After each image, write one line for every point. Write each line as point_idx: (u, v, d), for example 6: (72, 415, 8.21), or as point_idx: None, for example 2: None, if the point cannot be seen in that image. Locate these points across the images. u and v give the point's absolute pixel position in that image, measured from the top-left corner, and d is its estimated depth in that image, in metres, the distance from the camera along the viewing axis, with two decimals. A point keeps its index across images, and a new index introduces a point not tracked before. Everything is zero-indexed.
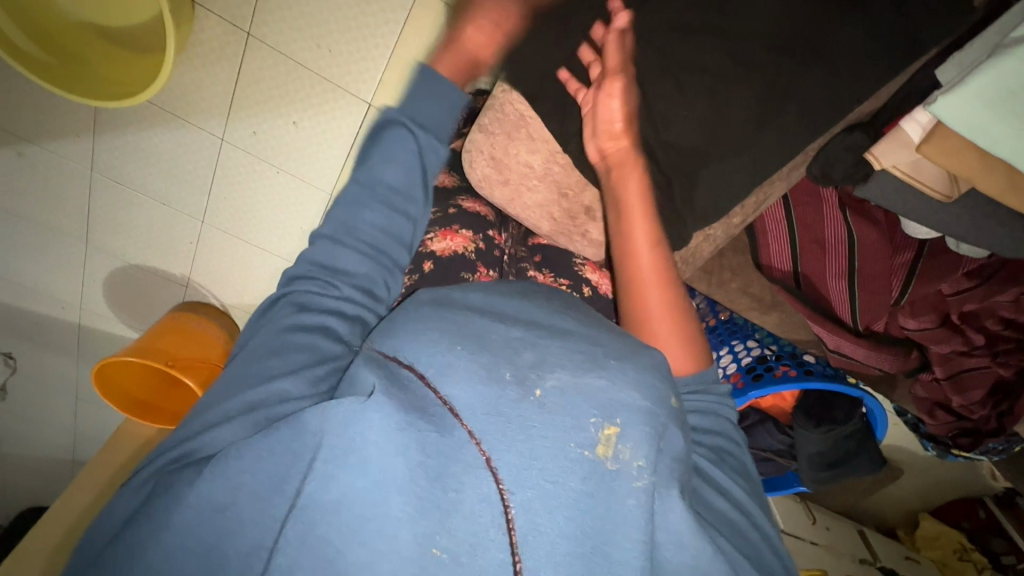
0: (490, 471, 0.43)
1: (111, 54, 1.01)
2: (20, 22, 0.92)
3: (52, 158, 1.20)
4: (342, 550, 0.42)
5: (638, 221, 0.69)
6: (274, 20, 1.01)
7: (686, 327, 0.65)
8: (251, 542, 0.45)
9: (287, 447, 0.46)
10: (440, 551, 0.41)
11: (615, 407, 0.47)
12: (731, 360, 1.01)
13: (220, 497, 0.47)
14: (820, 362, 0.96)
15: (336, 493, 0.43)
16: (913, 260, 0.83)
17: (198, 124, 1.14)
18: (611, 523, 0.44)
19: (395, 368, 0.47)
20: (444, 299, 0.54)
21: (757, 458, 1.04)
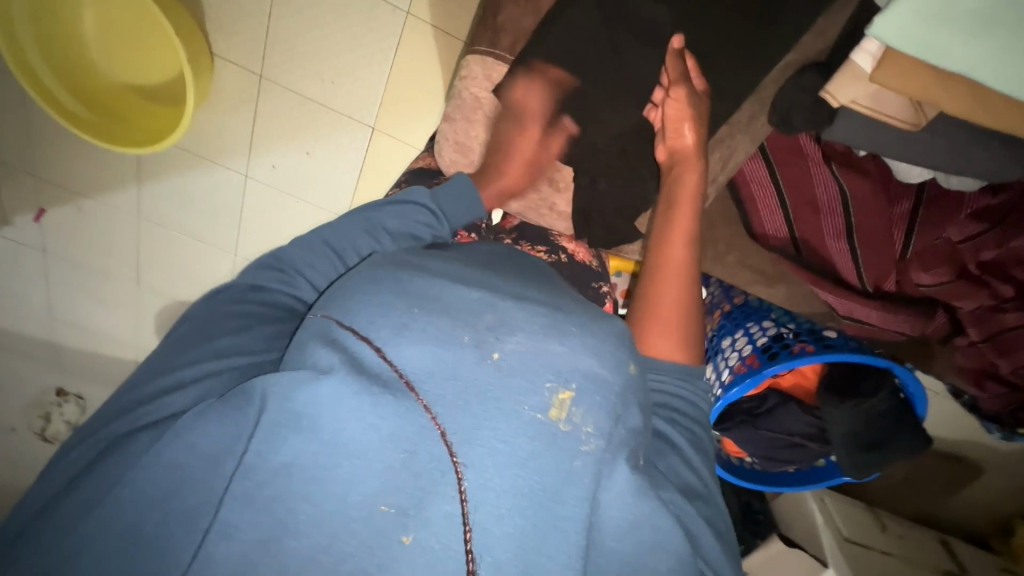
0: (439, 432, 0.44)
1: (144, 109, 1.13)
2: (69, 90, 1.07)
3: (103, 209, 1.35)
4: (290, 519, 0.43)
5: (684, 220, 0.70)
6: (280, 60, 1.11)
7: (686, 323, 0.65)
8: (192, 502, 0.46)
9: (235, 410, 0.49)
10: (387, 508, 0.43)
11: (571, 372, 0.48)
12: (745, 343, 0.95)
13: (170, 458, 0.48)
14: (842, 337, 0.90)
15: (285, 456, 0.44)
16: (912, 208, 0.81)
17: (224, 164, 1.25)
18: (559, 483, 0.45)
19: (348, 338, 0.48)
20: (404, 260, 0.56)
21: (783, 445, 0.98)
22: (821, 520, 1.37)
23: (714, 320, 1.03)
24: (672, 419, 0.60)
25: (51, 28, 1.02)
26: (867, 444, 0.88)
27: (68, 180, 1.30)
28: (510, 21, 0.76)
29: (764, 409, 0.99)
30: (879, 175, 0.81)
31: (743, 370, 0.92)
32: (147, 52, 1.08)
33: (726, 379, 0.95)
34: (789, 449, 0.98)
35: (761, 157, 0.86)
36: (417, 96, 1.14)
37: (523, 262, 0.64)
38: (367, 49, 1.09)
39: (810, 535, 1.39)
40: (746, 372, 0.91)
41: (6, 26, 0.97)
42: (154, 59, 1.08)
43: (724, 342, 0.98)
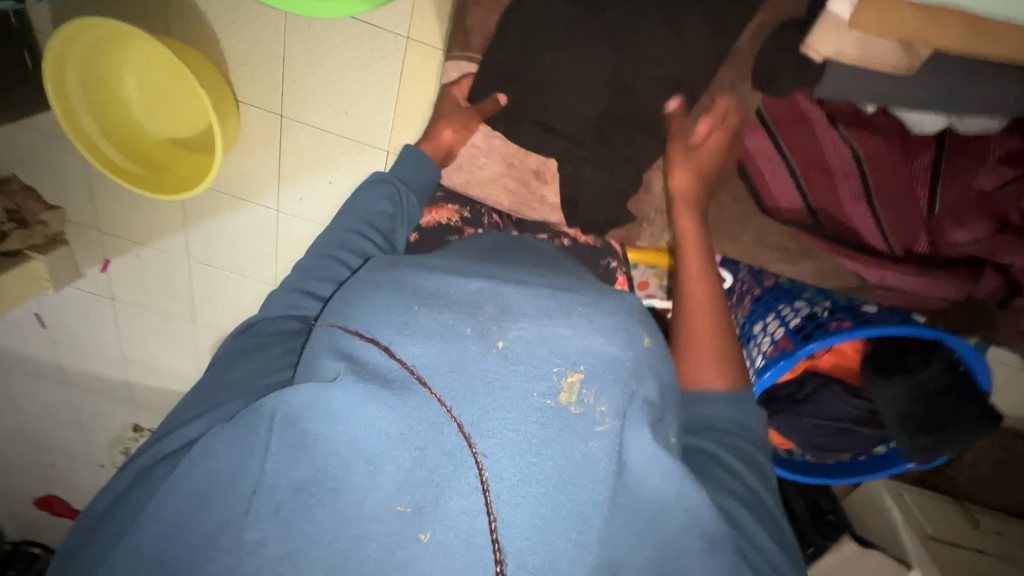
0: (453, 423, 0.44)
1: (184, 158, 1.23)
2: (125, 151, 1.19)
3: (157, 255, 1.46)
4: (312, 525, 0.44)
5: (693, 247, 0.73)
6: (295, 96, 1.18)
7: (725, 351, 0.64)
8: (216, 521, 0.47)
9: (244, 429, 0.49)
10: (404, 507, 0.43)
11: (581, 354, 0.47)
12: (778, 326, 0.90)
13: (186, 483, 0.50)
14: (885, 311, 0.84)
15: (311, 472, 0.45)
16: (935, 160, 0.81)
17: (258, 202, 1.33)
18: (578, 467, 0.44)
19: (353, 340, 0.48)
20: (397, 259, 0.56)
21: (832, 431, 0.93)
22: (900, 520, 1.22)
23: (744, 306, 0.97)
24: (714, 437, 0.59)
25: (100, 96, 1.15)
26: (924, 427, 0.81)
27: (128, 232, 1.43)
28: (477, 25, 0.85)
29: (806, 395, 0.93)
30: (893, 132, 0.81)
31: (777, 354, 0.86)
32: (180, 105, 1.19)
33: (761, 365, 0.89)
34: (833, 436, 0.93)
35: (763, 127, 0.84)
36: (420, 114, 1.18)
37: (511, 258, 0.62)
38: (373, 77, 1.14)
39: (890, 536, 1.23)
40: (779, 355, 0.85)
41: (67, 99, 1.09)
42: (187, 109, 1.19)
43: (756, 328, 0.92)
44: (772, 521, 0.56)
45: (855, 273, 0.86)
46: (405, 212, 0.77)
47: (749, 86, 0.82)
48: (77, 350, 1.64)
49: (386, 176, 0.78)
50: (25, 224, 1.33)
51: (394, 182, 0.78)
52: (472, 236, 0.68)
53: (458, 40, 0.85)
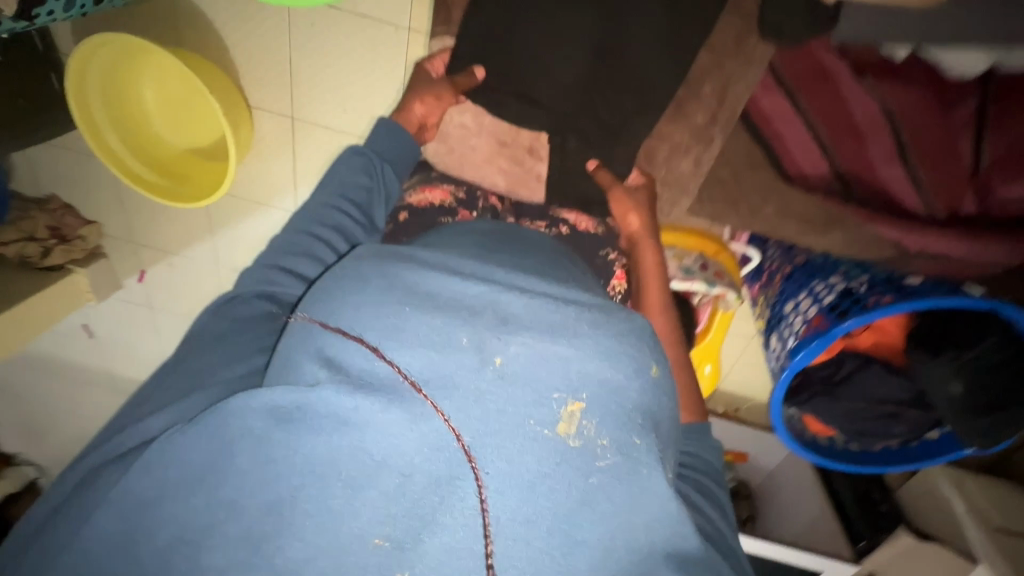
0: (456, 438, 0.43)
1: (201, 166, 1.25)
2: (151, 164, 1.24)
3: (188, 263, 1.51)
4: (281, 545, 0.41)
5: (654, 288, 0.74)
6: (306, 96, 1.18)
7: (689, 389, 0.70)
8: (168, 535, 0.43)
9: (208, 431, 0.44)
10: (382, 541, 0.41)
11: (582, 381, 0.46)
12: (810, 304, 0.83)
13: (141, 491, 0.45)
14: (931, 283, 0.76)
15: (285, 492, 0.42)
16: (979, 106, 0.73)
17: (278, 206, 1.36)
18: (575, 506, 0.43)
19: (335, 339, 0.47)
20: (386, 251, 0.55)
21: (875, 414, 0.87)
22: (961, 509, 1.12)
23: (776, 286, 0.92)
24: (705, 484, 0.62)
25: (120, 110, 1.18)
26: (982, 407, 0.73)
27: (159, 242, 1.48)
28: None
29: (844, 377, 0.88)
30: (927, 82, 0.73)
31: (809, 333, 0.80)
32: (198, 115, 1.21)
33: (792, 346, 0.82)
34: (879, 420, 0.87)
35: (780, 87, 0.78)
36: None
37: (506, 256, 0.60)
38: (371, 69, 1.13)
39: (955, 528, 1.12)
40: (812, 334, 0.79)
41: (86, 103, 1.12)
42: (203, 116, 1.21)
43: (787, 307, 0.86)
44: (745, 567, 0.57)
45: (892, 242, 0.79)
46: (385, 191, 0.78)
47: (756, 39, 0.75)
48: (123, 358, 1.72)
49: (363, 152, 0.78)
50: (66, 240, 1.39)
51: (371, 158, 0.78)
52: (466, 229, 0.67)
53: (443, 16, 0.82)
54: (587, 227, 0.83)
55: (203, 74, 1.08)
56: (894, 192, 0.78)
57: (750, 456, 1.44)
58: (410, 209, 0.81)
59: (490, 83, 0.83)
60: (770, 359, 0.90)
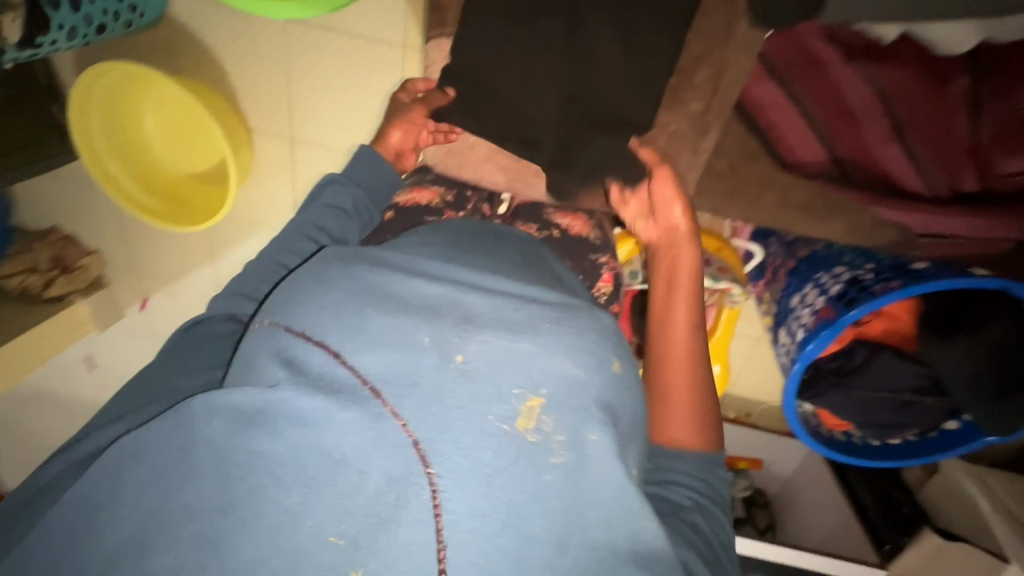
0: (411, 441, 0.41)
1: (198, 190, 1.26)
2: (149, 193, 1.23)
3: (188, 290, 1.47)
4: (234, 545, 0.38)
5: (683, 296, 0.70)
6: (302, 114, 1.19)
7: (702, 412, 0.62)
8: (117, 540, 0.40)
9: (165, 430, 0.43)
10: (337, 538, 0.38)
11: (543, 377, 0.44)
12: (818, 296, 0.82)
13: (93, 493, 0.43)
14: (938, 266, 0.75)
15: (240, 493, 0.40)
16: (971, 83, 0.73)
17: (274, 226, 1.35)
18: (528, 503, 0.41)
19: (294, 342, 0.45)
20: (349, 255, 0.53)
21: (890, 405, 0.85)
22: (986, 507, 1.07)
23: (780, 280, 0.92)
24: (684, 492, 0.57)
25: (120, 136, 1.20)
26: (1001, 390, 0.72)
27: (156, 268, 1.46)
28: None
29: (858, 368, 0.86)
30: (914, 62, 0.74)
31: (818, 324, 0.79)
32: (199, 135, 1.22)
33: (801, 338, 0.82)
34: (897, 411, 0.85)
35: (771, 76, 0.80)
36: None
37: (488, 261, 0.58)
38: (365, 87, 1.14)
39: (980, 527, 1.08)
40: (821, 324, 0.78)
41: (85, 126, 1.13)
42: (201, 142, 1.23)
43: (795, 300, 0.86)
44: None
45: (896, 224, 0.79)
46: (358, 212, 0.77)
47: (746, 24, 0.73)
48: None
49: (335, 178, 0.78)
50: (68, 270, 1.40)
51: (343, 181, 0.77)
52: (465, 222, 0.68)
53: (438, 22, 0.83)
54: (580, 230, 0.86)
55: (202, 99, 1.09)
56: (894, 173, 0.77)
57: (766, 463, 1.41)
58: (398, 208, 0.84)
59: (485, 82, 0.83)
60: (780, 354, 0.89)
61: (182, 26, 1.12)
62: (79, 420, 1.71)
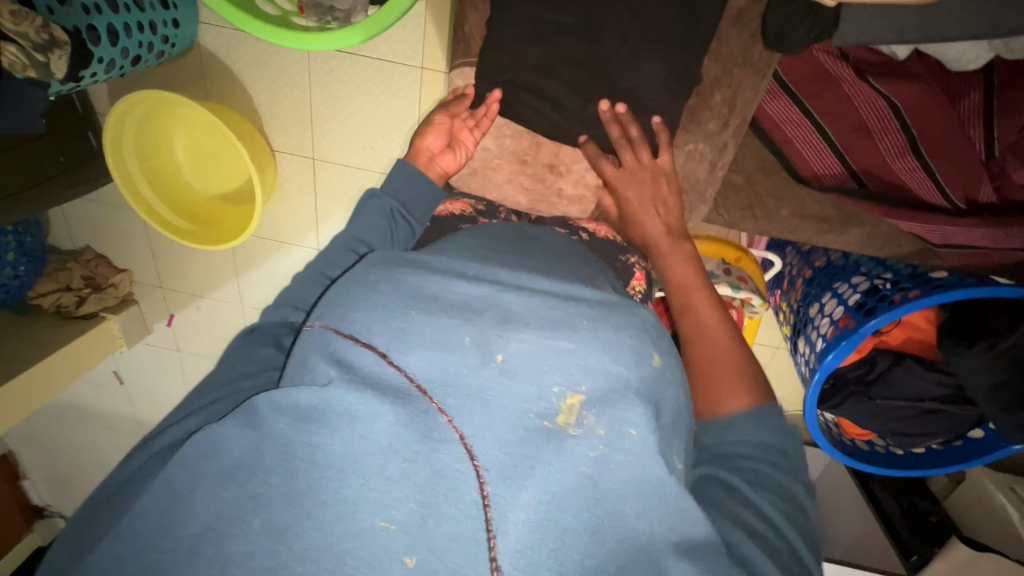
0: (459, 439, 0.43)
1: (226, 210, 1.31)
2: (180, 214, 1.29)
3: (214, 304, 1.51)
4: (298, 532, 0.41)
5: (695, 285, 0.73)
6: (324, 135, 1.22)
7: (745, 372, 0.61)
8: (200, 523, 0.43)
9: (245, 419, 0.46)
10: (389, 524, 0.41)
11: (582, 372, 0.47)
12: (835, 305, 0.83)
13: (177, 484, 0.46)
14: (957, 275, 0.76)
15: (304, 483, 0.43)
16: (984, 97, 0.76)
17: (297, 243, 1.38)
18: (570, 493, 0.43)
19: (346, 344, 0.48)
20: (395, 257, 0.56)
21: (913, 412, 0.85)
22: (1017, 518, 1.05)
23: (798, 290, 0.93)
24: (731, 464, 0.55)
25: (151, 158, 1.24)
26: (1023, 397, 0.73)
27: (184, 284, 1.50)
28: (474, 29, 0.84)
29: (877, 376, 0.87)
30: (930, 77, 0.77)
31: (837, 334, 0.80)
32: (224, 159, 1.28)
33: (821, 348, 0.82)
34: (921, 418, 0.85)
35: (786, 94, 0.81)
36: None
37: (524, 261, 0.62)
38: (387, 108, 1.17)
39: (1012, 538, 1.05)
40: (840, 335, 0.79)
41: (119, 152, 1.17)
42: (228, 163, 1.28)
43: (814, 311, 0.86)
44: (795, 568, 0.49)
45: (915, 235, 0.79)
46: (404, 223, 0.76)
47: (761, 47, 0.78)
48: (150, 403, 1.71)
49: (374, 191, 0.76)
50: (99, 289, 1.45)
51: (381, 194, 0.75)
52: (502, 224, 0.72)
53: (460, 51, 0.86)
54: (606, 235, 0.86)
55: (236, 127, 1.15)
56: (909, 185, 0.78)
57: None
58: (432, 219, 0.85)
59: (506, 108, 0.86)
60: (800, 364, 0.89)
61: (212, 54, 1.17)
62: (111, 431, 1.76)
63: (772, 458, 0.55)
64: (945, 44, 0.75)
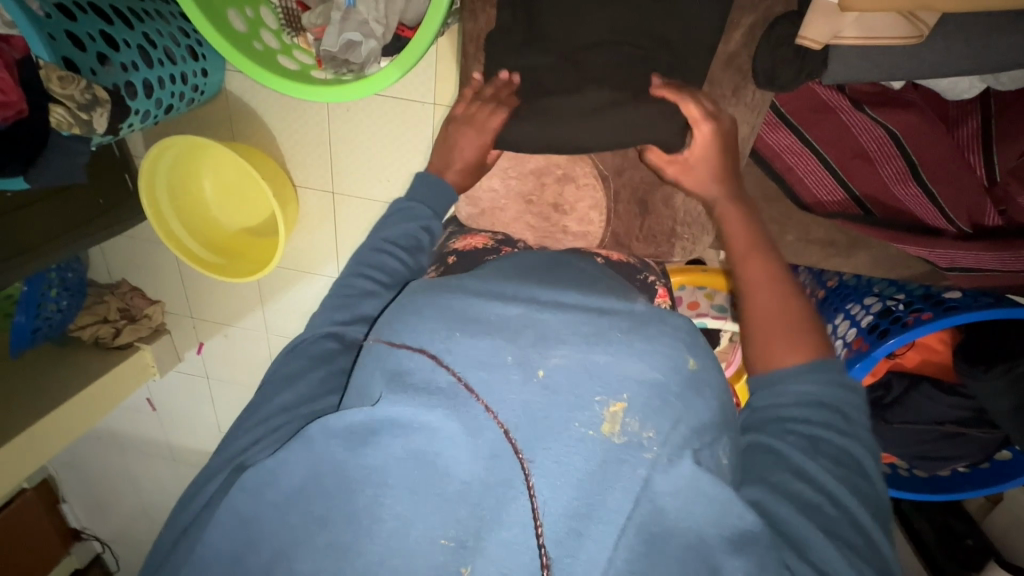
0: (519, 458, 0.42)
1: (254, 243, 1.37)
2: (215, 250, 1.35)
3: (243, 333, 1.57)
4: (360, 547, 0.42)
5: (737, 223, 0.69)
6: (345, 171, 1.28)
7: (796, 324, 0.58)
8: (271, 550, 0.45)
9: (304, 442, 0.46)
10: (447, 541, 0.41)
11: (621, 382, 0.45)
12: (848, 327, 0.84)
13: (245, 509, 0.48)
14: (969, 296, 0.77)
15: (360, 502, 0.43)
16: (982, 124, 0.77)
17: (320, 272, 1.43)
18: (621, 498, 0.42)
19: (402, 354, 0.47)
20: (437, 283, 0.55)
21: (937, 436, 0.85)
22: None
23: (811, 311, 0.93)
24: (782, 428, 0.53)
25: (183, 197, 1.31)
26: None
27: (215, 315, 1.56)
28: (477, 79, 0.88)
29: (893, 401, 0.88)
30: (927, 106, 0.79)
31: (851, 356, 0.80)
32: (250, 197, 1.34)
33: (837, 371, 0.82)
34: (937, 442, 0.85)
35: (785, 124, 0.83)
36: None
37: (550, 272, 0.62)
38: (401, 142, 1.22)
39: None
40: (855, 357, 0.79)
41: (153, 197, 1.24)
42: (257, 196, 1.34)
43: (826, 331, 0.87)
44: (858, 541, 0.47)
45: (925, 259, 0.80)
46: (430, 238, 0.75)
47: (753, 88, 0.80)
48: (185, 430, 1.77)
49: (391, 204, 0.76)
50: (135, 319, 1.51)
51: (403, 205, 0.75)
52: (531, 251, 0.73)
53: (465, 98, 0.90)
54: (620, 258, 0.89)
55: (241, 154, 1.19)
56: (912, 210, 0.81)
57: None
58: (457, 253, 0.87)
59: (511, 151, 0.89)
60: None
61: (238, 100, 1.25)
62: (148, 458, 1.83)
63: (823, 415, 0.53)
64: (938, 78, 0.74)
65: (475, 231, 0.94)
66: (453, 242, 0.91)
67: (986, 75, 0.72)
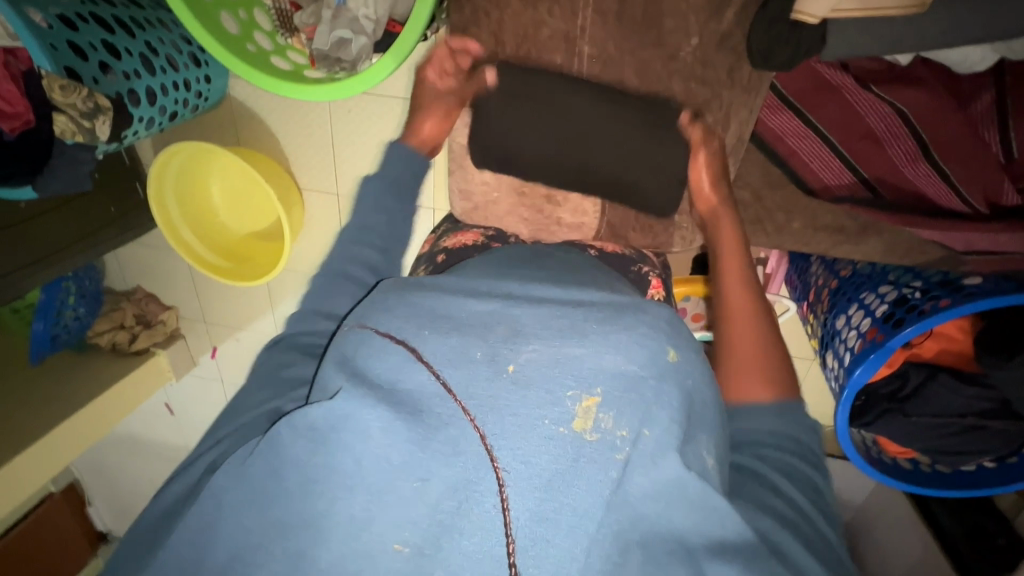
0: (486, 450, 0.41)
1: (258, 246, 1.38)
2: (223, 254, 1.37)
3: (253, 334, 1.59)
4: (317, 553, 0.42)
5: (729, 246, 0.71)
6: (347, 172, 1.28)
7: (767, 360, 0.57)
8: (225, 553, 0.45)
9: (272, 448, 0.46)
10: (403, 546, 0.41)
11: (595, 376, 0.44)
12: (863, 317, 0.81)
13: (207, 516, 0.47)
14: (990, 281, 0.73)
15: (319, 506, 0.43)
16: (996, 97, 0.74)
17: None
18: (591, 499, 0.41)
19: (372, 351, 0.46)
20: (411, 282, 0.54)
21: (959, 430, 0.82)
22: None
23: (823, 302, 0.90)
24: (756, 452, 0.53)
25: (190, 202, 1.32)
26: None
27: (227, 318, 1.58)
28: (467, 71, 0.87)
29: (911, 394, 0.83)
30: (936, 81, 0.76)
31: (864, 347, 0.77)
32: (255, 202, 1.35)
33: (849, 362, 0.79)
34: (962, 436, 0.81)
35: (786, 107, 0.81)
36: None
37: (533, 274, 0.61)
38: None
39: None
40: (867, 348, 0.76)
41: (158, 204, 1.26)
42: (259, 202, 1.35)
43: (839, 324, 0.84)
44: (827, 551, 0.48)
45: (941, 244, 0.77)
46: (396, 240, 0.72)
47: (748, 68, 0.77)
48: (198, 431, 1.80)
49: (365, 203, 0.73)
50: (150, 325, 1.54)
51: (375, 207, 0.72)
52: (522, 248, 0.73)
53: None
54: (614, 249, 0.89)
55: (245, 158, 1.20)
56: (926, 192, 0.77)
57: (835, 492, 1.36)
58: (447, 250, 0.89)
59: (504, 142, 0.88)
60: (830, 378, 0.86)
61: (240, 103, 1.26)
62: (163, 459, 1.86)
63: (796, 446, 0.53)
64: (950, 49, 0.74)
65: (465, 229, 0.96)
66: (444, 241, 0.93)
67: (998, 44, 0.73)
